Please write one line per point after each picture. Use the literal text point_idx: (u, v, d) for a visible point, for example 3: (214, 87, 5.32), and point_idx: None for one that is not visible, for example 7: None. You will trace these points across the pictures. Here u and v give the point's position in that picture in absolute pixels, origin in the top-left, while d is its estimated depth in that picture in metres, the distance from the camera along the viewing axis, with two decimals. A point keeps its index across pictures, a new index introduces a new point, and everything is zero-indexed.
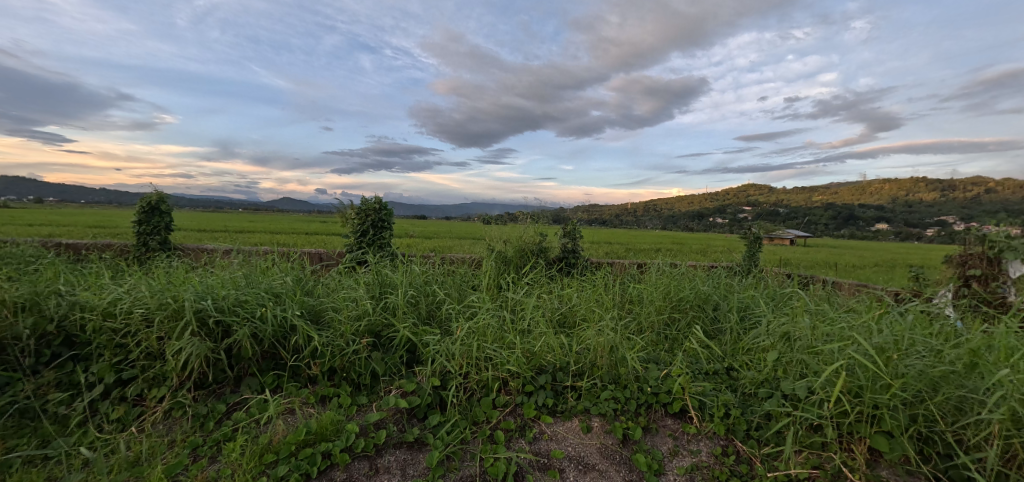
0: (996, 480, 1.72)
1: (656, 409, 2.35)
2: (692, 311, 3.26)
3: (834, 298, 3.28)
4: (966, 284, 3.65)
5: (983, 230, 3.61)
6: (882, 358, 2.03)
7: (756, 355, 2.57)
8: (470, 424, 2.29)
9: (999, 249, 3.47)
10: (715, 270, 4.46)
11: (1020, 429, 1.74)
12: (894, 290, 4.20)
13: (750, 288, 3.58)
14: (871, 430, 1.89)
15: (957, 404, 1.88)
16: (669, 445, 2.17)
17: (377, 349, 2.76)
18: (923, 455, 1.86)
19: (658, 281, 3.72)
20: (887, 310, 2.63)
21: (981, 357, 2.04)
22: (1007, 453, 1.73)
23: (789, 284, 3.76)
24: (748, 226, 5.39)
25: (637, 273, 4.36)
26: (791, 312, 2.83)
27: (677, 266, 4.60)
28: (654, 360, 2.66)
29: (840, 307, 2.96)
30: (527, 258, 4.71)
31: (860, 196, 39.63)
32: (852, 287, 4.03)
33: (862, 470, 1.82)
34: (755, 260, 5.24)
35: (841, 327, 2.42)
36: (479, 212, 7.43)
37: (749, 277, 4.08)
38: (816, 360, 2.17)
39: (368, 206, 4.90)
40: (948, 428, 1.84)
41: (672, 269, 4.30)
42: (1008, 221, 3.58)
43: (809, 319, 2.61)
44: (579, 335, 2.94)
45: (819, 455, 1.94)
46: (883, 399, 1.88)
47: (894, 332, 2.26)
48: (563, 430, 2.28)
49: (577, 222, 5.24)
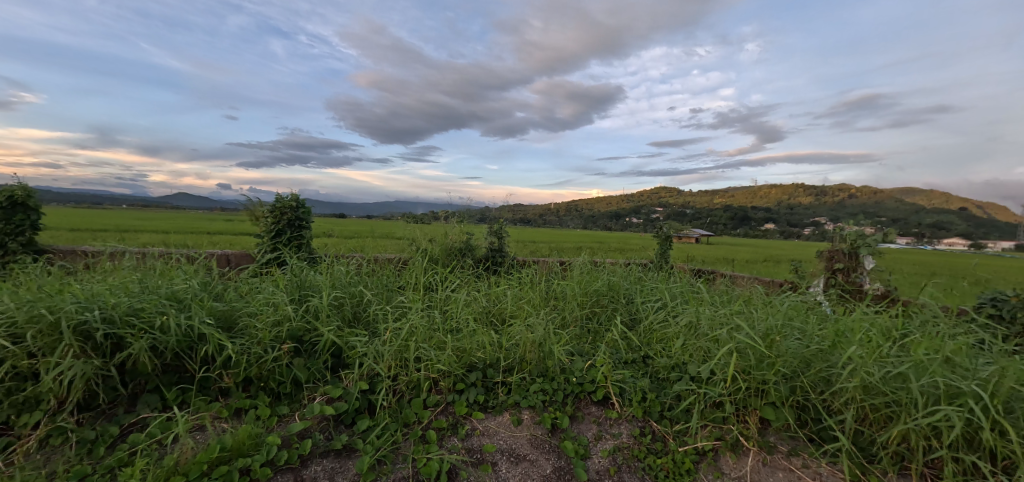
0: (855, 437, 2.08)
1: (580, 397, 2.51)
2: (610, 305, 3.50)
3: (731, 288, 3.70)
4: (832, 275, 4.31)
5: (845, 229, 4.29)
6: (768, 342, 2.36)
7: (666, 342, 2.84)
8: (401, 426, 2.28)
9: (857, 246, 4.15)
10: (631, 267, 4.82)
11: (870, 394, 2.10)
12: (778, 282, 4.82)
13: (660, 282, 3.93)
14: (760, 403, 2.20)
15: (825, 377, 2.23)
16: (594, 431, 2.33)
17: (300, 355, 2.62)
18: (801, 421, 2.19)
19: (580, 278, 3.94)
20: (770, 300, 3.04)
21: (841, 336, 2.45)
22: (863, 416, 2.11)
23: (694, 277, 4.18)
24: (660, 225, 5.87)
25: (561, 270, 4.57)
26: (693, 303, 3.17)
27: (597, 263, 4.90)
28: (579, 352, 2.83)
29: (735, 297, 3.36)
30: (455, 257, 4.71)
31: (751, 200, 44.97)
32: (747, 280, 4.56)
33: (754, 438, 2.13)
34: (664, 256, 5.74)
35: (734, 315, 2.76)
36: (403, 210, 7.26)
37: (660, 273, 4.46)
38: (714, 345, 2.47)
39: (284, 204, 4.57)
40: (818, 397, 2.18)
41: (593, 266, 4.58)
42: (862, 222, 4.30)
43: (709, 309, 2.95)
44: (508, 331, 3.02)
45: (720, 428, 2.20)
46: (768, 376, 2.19)
47: (776, 318, 2.62)
48: (494, 425, 2.35)
49: (503, 221, 5.35)
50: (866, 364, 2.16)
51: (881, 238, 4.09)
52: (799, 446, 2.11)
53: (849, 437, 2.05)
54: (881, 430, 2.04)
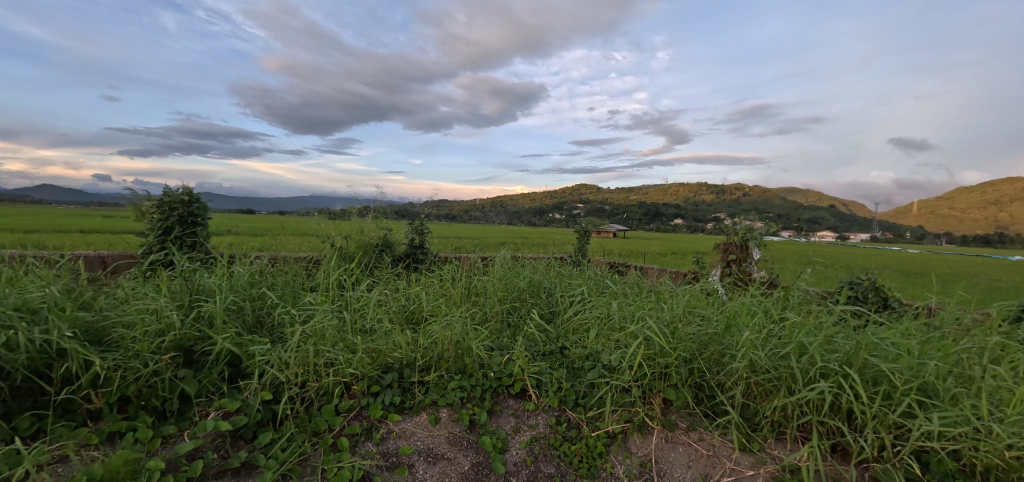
0: (743, 411, 2.25)
1: (498, 392, 2.53)
2: (530, 299, 3.58)
3: (640, 280, 3.96)
4: (726, 265, 4.78)
5: (737, 224, 4.78)
6: (672, 329, 2.54)
7: (580, 332, 2.96)
8: (310, 436, 2.15)
9: (746, 238, 4.64)
10: (551, 261, 4.97)
11: (755, 372, 2.27)
12: (682, 272, 5.25)
13: (577, 275, 4.10)
14: (663, 385, 2.37)
15: (717, 358, 2.42)
16: (512, 424, 2.37)
17: (190, 368, 2.35)
18: (698, 398, 2.36)
19: (501, 274, 3.98)
20: (673, 290, 3.30)
21: (732, 319, 2.70)
22: (751, 391, 2.28)
23: (608, 270, 4.41)
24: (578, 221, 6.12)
25: (482, 267, 4.58)
26: (606, 295, 3.34)
27: (518, 259, 4.99)
28: (497, 347, 2.85)
29: (643, 288, 3.59)
30: (373, 254, 4.52)
31: (665, 197, 48.70)
32: (655, 271, 4.91)
33: (659, 417, 2.28)
34: (582, 251, 6.00)
35: (640, 305, 2.96)
36: (318, 206, 6.83)
37: (578, 266, 4.65)
38: (623, 334, 2.61)
39: (173, 197, 4.06)
40: (714, 375, 2.36)
41: (514, 261, 4.65)
42: (750, 217, 4.81)
43: (619, 300, 3.12)
44: (425, 329, 2.96)
45: (629, 411, 2.34)
46: (670, 361, 2.36)
47: (676, 306, 2.84)
48: (410, 426, 2.29)
49: (424, 217, 5.24)
50: (751, 345, 2.33)
51: (765, 231, 4.62)
52: (695, 421, 2.28)
53: (738, 411, 2.22)
54: (765, 402, 2.20)
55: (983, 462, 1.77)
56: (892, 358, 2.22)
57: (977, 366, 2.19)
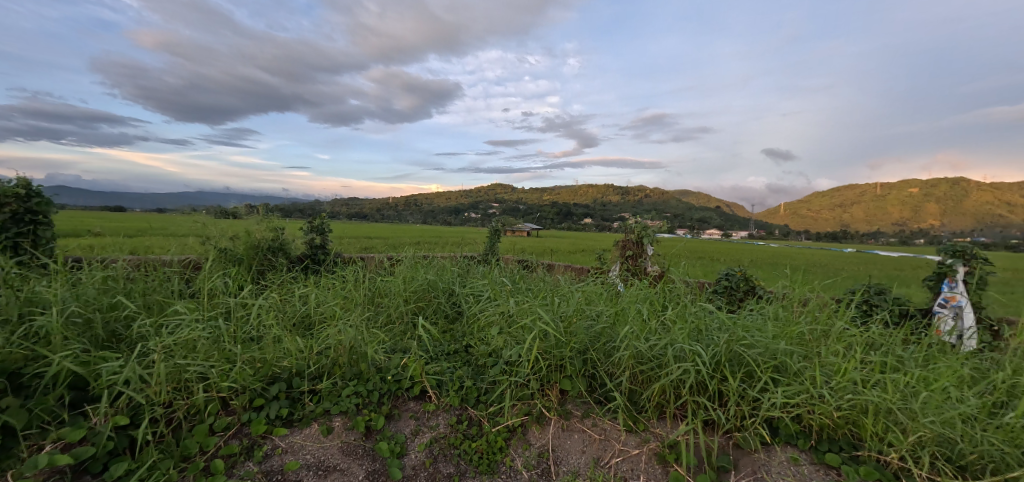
0: (630, 396, 2.34)
1: (397, 395, 2.47)
2: (436, 298, 3.61)
3: (545, 275, 4.09)
4: (625, 261, 5.13)
5: (633, 222, 5.16)
6: (568, 323, 2.65)
7: (484, 330, 3.00)
8: (177, 462, 1.91)
9: (641, 236, 5.01)
10: (460, 261, 4.97)
11: (639, 360, 2.38)
12: (587, 268, 5.54)
13: (483, 274, 4.13)
14: (559, 376, 2.47)
15: (606, 349, 2.54)
16: (411, 427, 2.32)
17: (14, 395, 1.94)
18: (591, 387, 2.46)
19: (405, 276, 3.90)
20: (571, 285, 3.46)
21: (622, 311, 2.89)
22: (637, 377, 2.36)
23: (515, 268, 4.50)
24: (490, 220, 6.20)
25: (387, 268, 4.42)
26: (509, 291, 3.41)
27: (427, 258, 4.92)
28: (399, 348, 2.81)
29: (545, 283, 3.72)
30: (266, 256, 4.20)
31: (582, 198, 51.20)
32: (561, 268, 5.13)
33: (555, 408, 2.34)
34: (494, 249, 6.09)
35: (537, 300, 3.06)
36: (204, 204, 6.14)
37: (486, 265, 4.70)
38: (520, 330, 2.67)
39: (3, 191, 3.37)
40: (605, 364, 2.48)
41: (422, 261, 4.60)
42: (645, 216, 5.22)
43: (521, 297, 3.19)
44: (319, 334, 2.80)
45: (528, 404, 2.38)
46: (565, 353, 2.47)
47: (572, 301, 2.97)
48: (299, 439, 2.14)
49: (326, 216, 4.95)
50: (633, 335, 2.45)
51: (657, 229, 5.04)
52: (589, 408, 2.35)
53: (625, 395, 2.31)
54: (648, 387, 2.31)
55: (818, 422, 1.92)
56: (752, 343, 2.32)
57: (818, 346, 2.39)
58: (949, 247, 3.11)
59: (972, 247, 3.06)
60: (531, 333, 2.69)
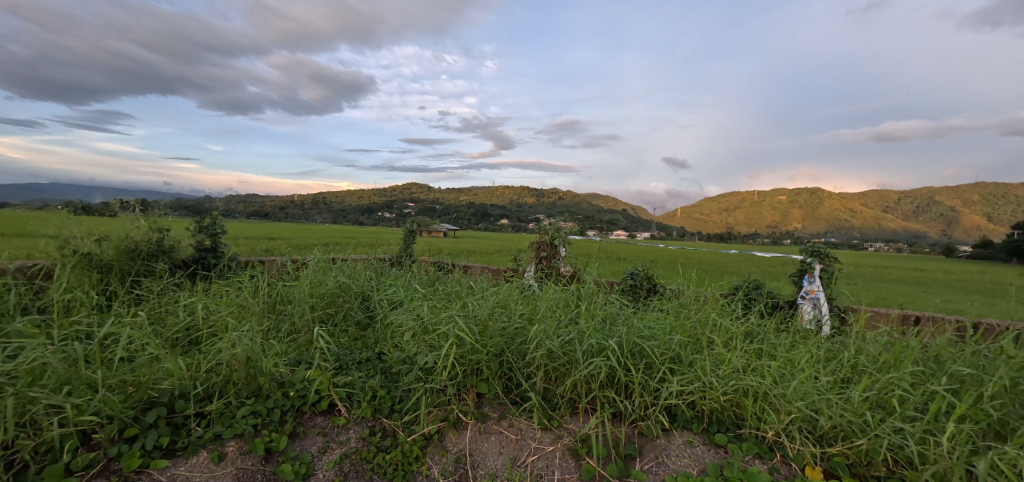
0: (544, 394, 2.39)
1: (303, 411, 2.30)
2: (346, 304, 3.45)
3: (461, 276, 4.07)
4: (539, 261, 5.29)
5: (548, 224, 5.33)
6: (483, 326, 2.65)
7: (398, 336, 2.90)
8: None
9: (555, 237, 5.20)
10: (374, 263, 4.76)
11: (553, 359, 2.45)
12: (504, 269, 5.62)
13: (397, 277, 4.00)
14: (476, 379, 2.46)
15: (521, 350, 2.58)
16: (319, 444, 2.16)
17: None
18: (507, 389, 2.49)
19: (310, 281, 3.64)
20: (487, 287, 3.48)
21: (536, 312, 2.96)
22: (551, 376, 2.42)
23: (431, 270, 4.41)
24: (406, 221, 6.03)
25: (291, 272, 4.08)
26: (424, 294, 3.33)
27: (336, 261, 4.63)
28: (304, 360, 2.64)
29: (461, 285, 3.70)
30: (140, 261, 3.66)
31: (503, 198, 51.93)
32: (478, 269, 5.14)
33: (472, 412, 2.33)
34: (409, 250, 5.93)
35: (452, 303, 3.02)
36: (57, 199, 5.17)
37: (401, 268, 4.56)
38: (435, 336, 2.60)
39: None
40: (520, 365, 2.51)
41: (330, 264, 4.33)
42: (559, 218, 5.43)
43: (435, 300, 3.13)
44: (209, 350, 2.51)
45: (445, 409, 2.35)
46: (480, 356, 2.47)
47: (488, 303, 2.98)
48: (184, 471, 1.89)
49: (218, 214, 4.43)
50: (547, 336, 2.50)
51: (569, 230, 5.27)
52: (506, 409, 2.37)
53: (540, 394, 2.36)
54: (561, 385, 2.38)
55: (708, 406, 2.13)
56: (652, 337, 2.53)
57: (707, 337, 2.66)
58: (810, 248, 3.68)
59: (825, 248, 3.67)
60: (446, 338, 2.64)
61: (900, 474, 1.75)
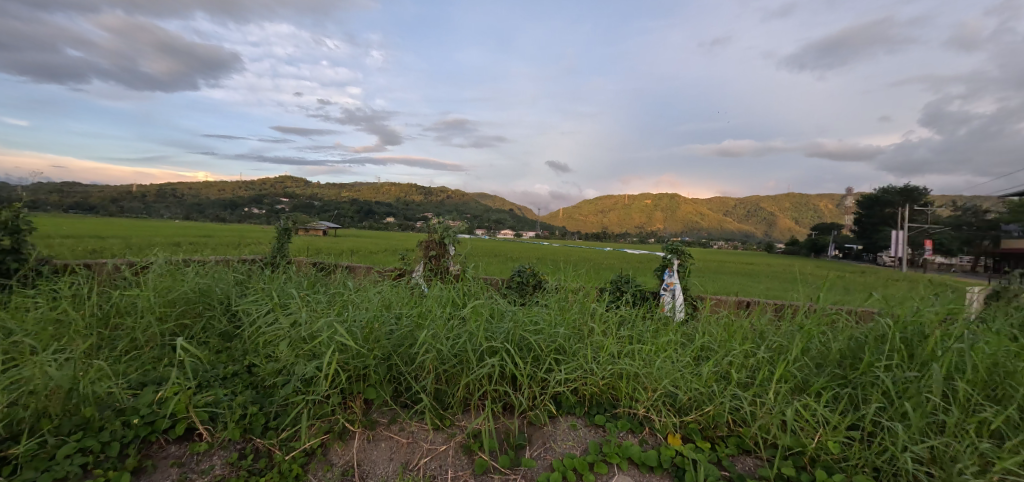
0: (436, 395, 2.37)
1: (151, 440, 1.97)
2: (205, 313, 3.04)
3: (344, 278, 3.83)
4: (428, 261, 5.22)
5: (437, 224, 5.29)
6: (369, 329, 2.50)
7: (271, 346, 2.62)
8: None
9: (444, 237, 5.17)
10: (239, 265, 4.23)
11: (445, 358, 2.42)
12: (390, 269, 5.40)
13: (269, 280, 3.62)
14: (364, 386, 2.34)
15: (412, 353, 2.49)
16: (173, 476, 1.86)
17: None
18: (398, 392, 2.41)
19: (155, 290, 3.11)
20: (374, 288, 3.33)
21: (426, 312, 2.91)
22: (443, 376, 2.40)
23: (309, 271, 4.07)
24: (279, 219, 5.46)
25: (128, 278, 3.42)
26: (301, 298, 3.05)
27: (190, 265, 4.01)
28: (152, 380, 2.25)
29: (345, 286, 3.48)
30: None
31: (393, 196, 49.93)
32: (363, 270, 4.88)
33: (359, 420, 2.22)
34: (283, 251, 5.40)
35: (333, 306, 2.83)
36: None
37: (273, 270, 4.12)
38: (314, 343, 2.40)
39: None
40: (410, 368, 2.42)
41: (182, 268, 3.74)
42: (448, 218, 5.43)
43: (315, 304, 2.88)
44: (11, 377, 2.00)
45: (328, 421, 2.20)
46: (367, 361, 2.33)
47: (374, 304, 2.82)
48: None
49: (21, 206, 3.54)
50: (434, 335, 2.46)
51: (458, 230, 5.30)
52: (396, 414, 2.30)
53: (432, 396, 2.32)
54: (453, 384, 2.37)
55: (589, 391, 2.35)
56: (539, 331, 2.67)
57: (588, 327, 2.90)
58: (669, 246, 4.26)
59: (680, 246, 4.27)
60: (328, 345, 2.43)
61: (736, 431, 2.14)
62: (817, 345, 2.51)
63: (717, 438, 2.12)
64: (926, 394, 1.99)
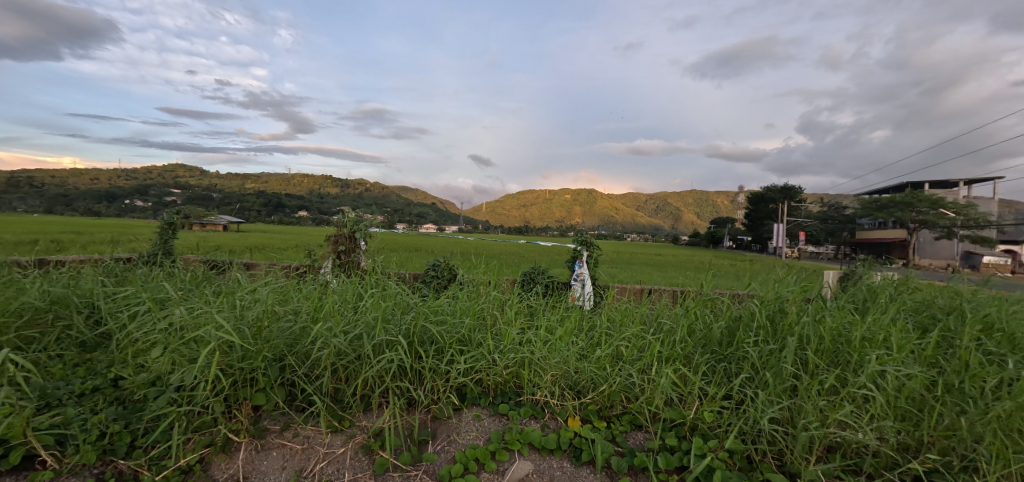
0: (334, 396, 2.25)
1: None
2: (56, 321, 2.60)
3: (237, 275, 3.49)
4: (337, 256, 4.95)
5: (347, 217, 5.03)
6: (256, 329, 2.28)
7: (140, 354, 2.31)
8: None
9: (354, 231, 4.93)
10: (106, 265, 3.67)
11: (344, 356, 2.30)
12: (295, 266, 5.04)
13: (141, 280, 3.19)
14: (251, 391, 2.14)
15: (306, 352, 2.33)
16: None
17: None
18: (291, 395, 2.25)
19: None
20: (267, 284, 3.06)
21: (324, 307, 2.73)
22: (342, 375, 2.29)
23: (197, 270, 3.66)
24: (159, 212, 4.83)
25: None
26: (178, 298, 2.71)
27: (39, 266, 3.41)
28: None
29: (235, 284, 3.17)
30: None
31: None
32: (262, 268, 4.49)
33: (246, 429, 2.04)
34: (166, 248, 4.79)
35: (217, 305, 2.56)
36: None
37: (150, 270, 3.64)
38: (190, 348, 2.14)
39: None
40: (304, 368, 2.27)
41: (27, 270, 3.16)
42: (359, 211, 5.18)
43: (194, 303, 2.58)
44: None
45: (209, 433, 2.00)
46: (254, 365, 2.14)
47: (263, 300, 2.58)
48: None
49: None
50: (332, 332, 2.31)
51: (370, 224, 5.09)
52: (290, 419, 2.15)
53: (329, 398, 2.21)
54: (352, 383, 2.27)
55: (493, 381, 2.38)
56: (444, 323, 2.64)
57: (495, 318, 2.93)
58: (579, 238, 4.45)
59: (589, 238, 4.50)
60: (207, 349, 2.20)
61: (629, 408, 2.29)
62: (699, 326, 2.77)
63: (612, 417, 2.26)
64: (783, 364, 2.29)
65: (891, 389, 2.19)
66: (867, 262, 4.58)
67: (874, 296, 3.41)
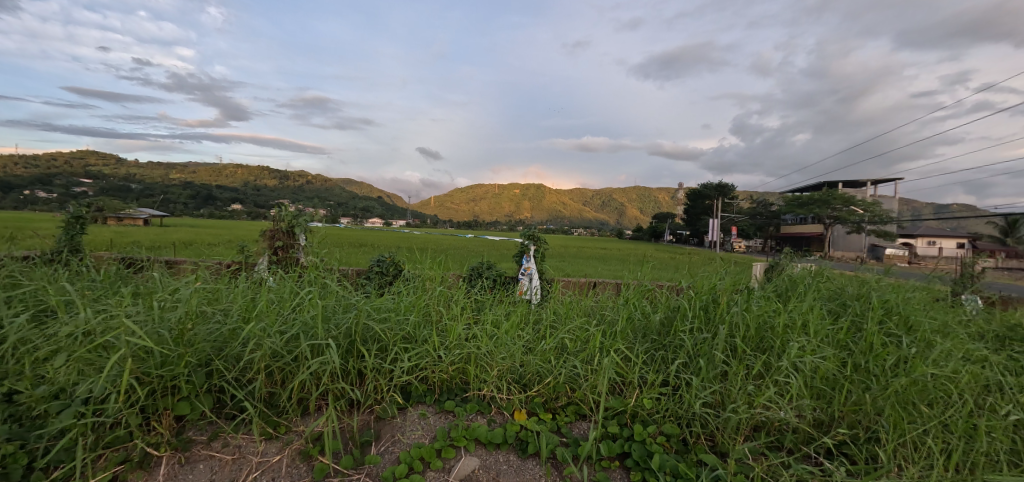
0: (269, 401, 2.13)
1: None
2: None
3: (156, 273, 3.19)
4: (274, 252, 4.67)
5: (284, 210, 4.75)
6: (178, 332, 2.10)
7: (36, 364, 2.05)
8: None
9: (293, 225, 4.67)
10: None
11: (279, 358, 2.19)
12: (225, 263, 4.69)
13: (39, 280, 2.83)
14: (173, 400, 1.98)
15: (237, 356, 2.19)
16: None
17: None
18: (220, 402, 2.11)
19: None
20: (192, 283, 2.82)
21: (256, 306, 2.56)
22: (277, 379, 2.17)
23: (109, 268, 3.30)
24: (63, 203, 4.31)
25: None
26: (84, 300, 2.43)
27: None
28: None
29: (154, 283, 2.89)
30: None
31: None
32: (188, 265, 4.15)
33: (167, 441, 1.88)
34: (72, 244, 4.29)
35: (131, 307, 2.33)
36: None
37: (51, 269, 3.25)
38: (99, 355, 1.94)
39: None
40: (234, 373, 2.13)
41: None
42: (298, 204, 4.91)
43: (104, 305, 2.33)
44: None
45: (124, 448, 1.82)
46: (176, 370, 1.96)
47: (186, 300, 2.36)
48: None
49: None
50: (266, 333, 2.18)
51: (310, 218, 4.84)
52: (218, 428, 2.01)
53: (263, 404, 2.09)
54: (289, 386, 2.16)
55: (438, 378, 2.36)
56: (388, 320, 2.56)
57: (441, 314, 2.89)
58: (527, 233, 4.49)
59: (537, 233, 4.55)
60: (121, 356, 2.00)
61: (573, 398, 2.36)
62: (639, 317, 2.90)
63: (557, 408, 2.32)
64: (714, 351, 2.45)
65: (808, 370, 2.40)
66: (789, 254, 4.99)
67: (794, 286, 3.72)
